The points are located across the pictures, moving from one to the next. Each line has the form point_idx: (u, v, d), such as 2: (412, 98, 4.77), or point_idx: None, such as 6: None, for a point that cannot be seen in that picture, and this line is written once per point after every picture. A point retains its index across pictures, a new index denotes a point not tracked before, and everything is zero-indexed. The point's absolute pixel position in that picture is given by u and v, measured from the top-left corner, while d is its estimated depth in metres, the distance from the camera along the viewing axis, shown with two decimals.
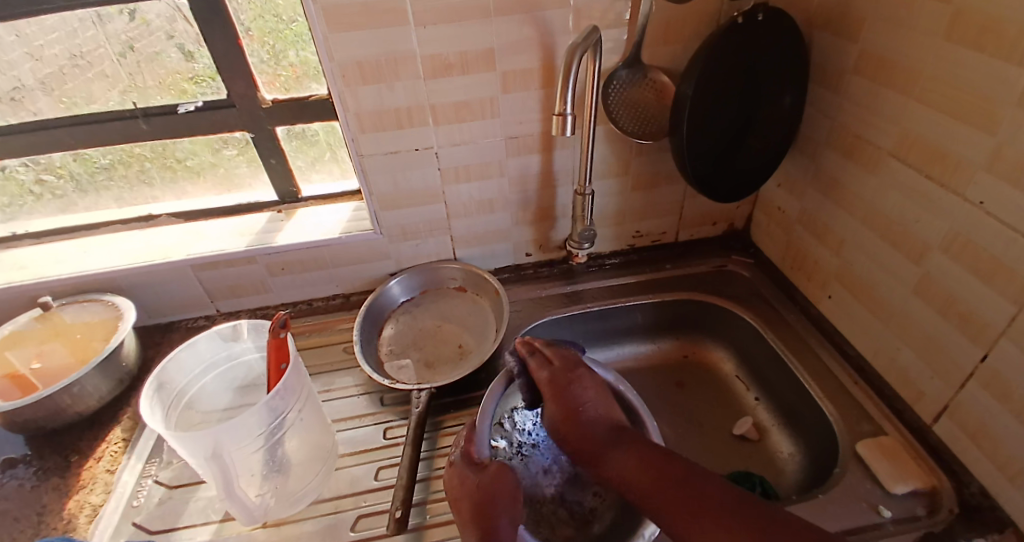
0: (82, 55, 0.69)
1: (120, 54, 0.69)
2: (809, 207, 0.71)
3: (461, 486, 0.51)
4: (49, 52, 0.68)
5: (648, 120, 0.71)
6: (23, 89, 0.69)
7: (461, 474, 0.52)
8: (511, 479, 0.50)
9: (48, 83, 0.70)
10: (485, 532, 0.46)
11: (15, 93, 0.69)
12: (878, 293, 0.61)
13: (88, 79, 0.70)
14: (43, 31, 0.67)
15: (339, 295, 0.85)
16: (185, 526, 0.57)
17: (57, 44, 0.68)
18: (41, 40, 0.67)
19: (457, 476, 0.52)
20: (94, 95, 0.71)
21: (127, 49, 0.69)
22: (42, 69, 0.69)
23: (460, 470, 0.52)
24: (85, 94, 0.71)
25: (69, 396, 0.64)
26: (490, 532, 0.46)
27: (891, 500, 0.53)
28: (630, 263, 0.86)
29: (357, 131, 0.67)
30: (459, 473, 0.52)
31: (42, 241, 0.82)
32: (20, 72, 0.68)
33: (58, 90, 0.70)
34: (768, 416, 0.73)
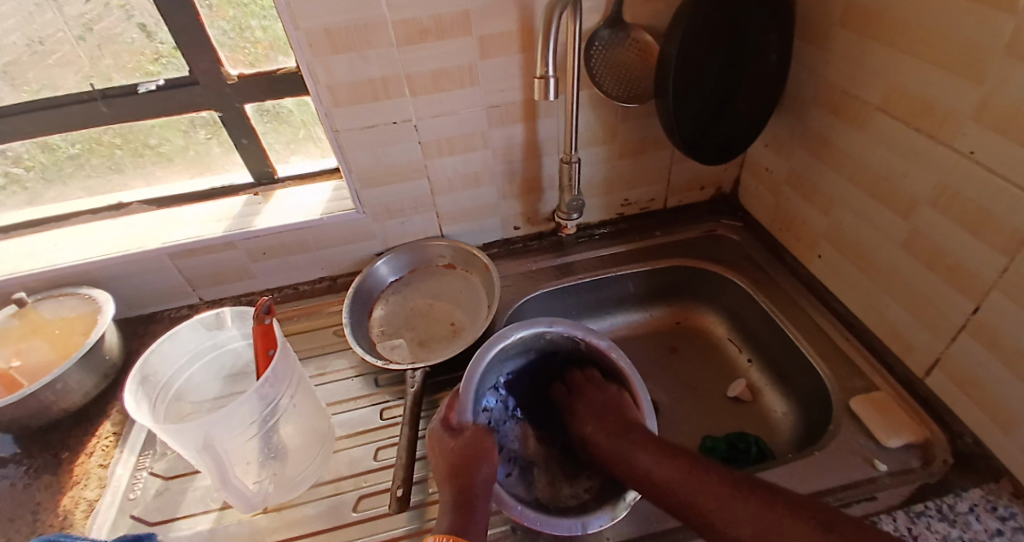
0: (42, 41, 0.65)
1: (80, 37, 0.65)
2: (796, 166, 0.70)
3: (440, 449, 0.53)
4: (7, 40, 0.64)
5: (631, 83, 0.69)
6: None
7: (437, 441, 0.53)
8: (488, 440, 0.53)
9: (9, 73, 0.65)
10: (462, 492, 0.49)
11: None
12: (866, 249, 0.61)
13: (48, 66, 0.66)
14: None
15: (325, 277, 0.84)
16: (183, 515, 0.57)
17: (14, 31, 0.64)
18: None
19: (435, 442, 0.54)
20: (58, 82, 0.67)
21: (86, 31, 0.65)
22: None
23: (438, 431, 0.54)
24: (48, 82, 0.67)
25: (53, 393, 0.62)
26: (467, 493, 0.49)
27: (885, 453, 0.54)
28: (620, 232, 0.85)
29: (330, 105, 0.64)
30: (437, 436, 0.54)
31: (11, 236, 0.79)
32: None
33: (19, 79, 0.66)
34: (761, 377, 0.73)
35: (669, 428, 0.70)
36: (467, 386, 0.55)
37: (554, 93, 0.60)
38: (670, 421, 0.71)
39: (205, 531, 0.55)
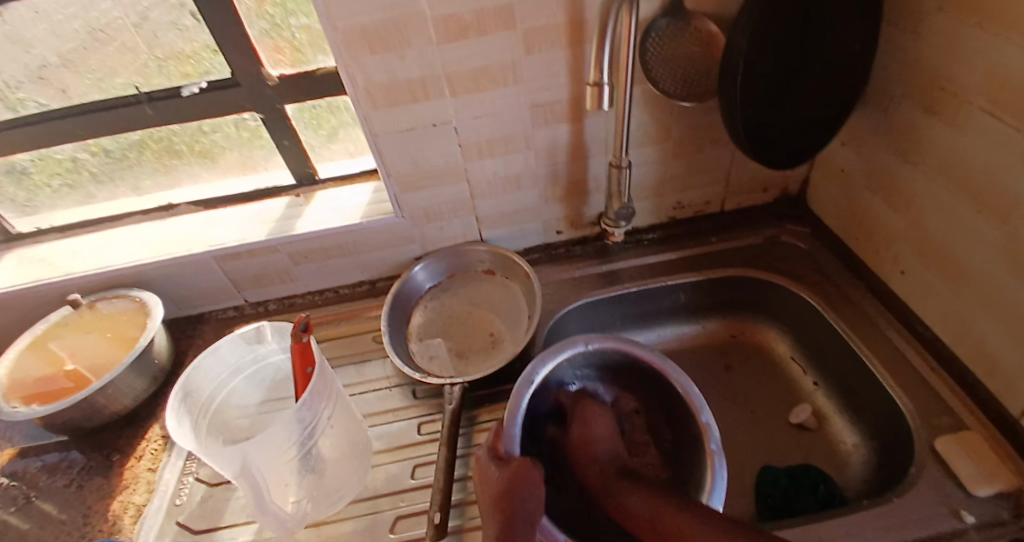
0: (101, 28, 0.64)
1: (137, 24, 0.64)
2: (877, 163, 0.63)
3: (517, 533, 0.46)
4: (69, 27, 0.64)
5: (693, 79, 0.62)
6: (49, 67, 0.66)
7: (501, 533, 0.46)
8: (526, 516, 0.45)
9: (71, 60, 0.66)
10: None
11: (42, 71, 0.66)
12: (963, 264, 0.54)
13: (108, 54, 0.66)
14: (60, 6, 0.62)
15: (365, 281, 0.83)
16: (227, 525, 0.57)
17: (75, 19, 0.63)
18: (59, 15, 0.63)
19: (496, 536, 0.46)
20: (116, 71, 0.67)
21: (143, 19, 0.64)
22: (61, 45, 0.65)
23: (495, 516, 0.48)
24: (108, 70, 0.67)
25: (105, 396, 0.64)
26: None
27: (972, 503, 0.48)
28: (671, 238, 0.80)
29: (368, 108, 0.62)
30: (497, 523, 0.47)
31: (67, 234, 0.81)
32: (43, 49, 0.65)
33: (81, 67, 0.66)
34: (828, 402, 0.68)
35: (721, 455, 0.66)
36: (515, 404, 0.55)
37: (606, 101, 0.55)
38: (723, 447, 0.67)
39: None
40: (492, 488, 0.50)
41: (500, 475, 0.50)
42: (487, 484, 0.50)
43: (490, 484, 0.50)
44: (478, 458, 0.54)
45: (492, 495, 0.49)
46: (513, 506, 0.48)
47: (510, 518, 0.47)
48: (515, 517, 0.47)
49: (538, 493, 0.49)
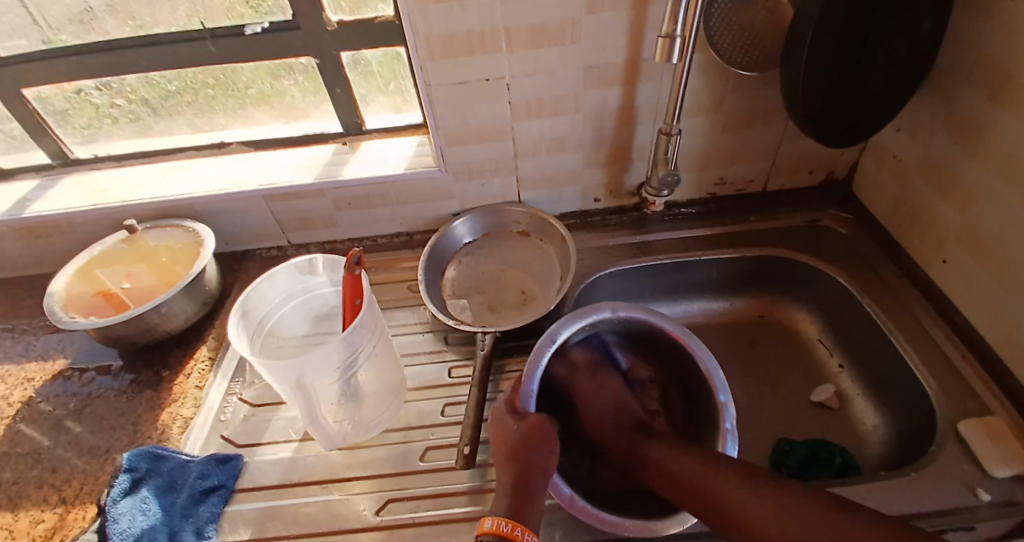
0: None
1: None
2: (934, 153, 0.62)
3: (531, 485, 0.48)
4: None
5: (755, 49, 0.62)
6: (91, 11, 0.69)
7: (514, 483, 0.48)
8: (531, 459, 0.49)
9: (113, 5, 0.69)
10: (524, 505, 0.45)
11: (83, 15, 0.69)
12: (1008, 258, 0.54)
13: (151, 3, 0.68)
14: None
15: (403, 233, 0.85)
16: (268, 442, 0.61)
17: None
18: None
19: (511, 486, 0.48)
20: (158, 18, 0.70)
21: None
22: None
23: (509, 470, 0.49)
24: (150, 17, 0.69)
25: (158, 315, 0.67)
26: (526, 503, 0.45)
27: (989, 483, 0.49)
28: (708, 213, 0.81)
29: (425, 57, 0.63)
30: (511, 474, 0.49)
31: (122, 164, 0.84)
32: None
33: (123, 11, 0.69)
34: (851, 385, 0.69)
35: (741, 424, 0.68)
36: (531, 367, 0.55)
37: (676, 56, 0.56)
38: (742, 416, 0.68)
39: (286, 459, 0.59)
40: (508, 441, 0.51)
41: (518, 430, 0.52)
42: (501, 436, 0.52)
43: (507, 437, 0.52)
44: (495, 411, 0.55)
45: (508, 448, 0.51)
46: (528, 461, 0.49)
47: (523, 472, 0.49)
48: (530, 469, 0.49)
49: (553, 454, 0.51)
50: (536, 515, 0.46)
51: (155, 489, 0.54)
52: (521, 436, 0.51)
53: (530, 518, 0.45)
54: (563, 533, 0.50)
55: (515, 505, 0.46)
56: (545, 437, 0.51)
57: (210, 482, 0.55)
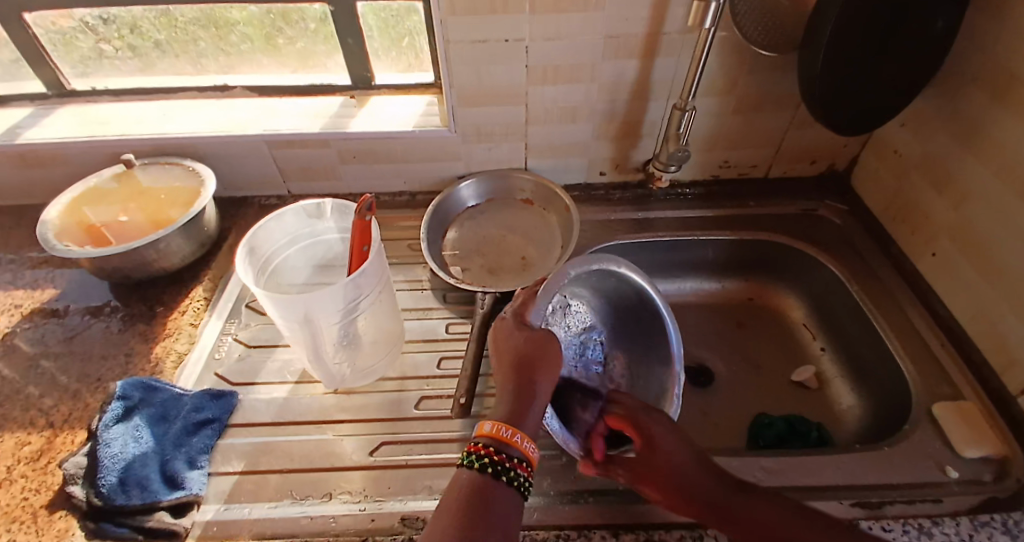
0: None
1: None
2: (934, 151, 0.64)
3: (532, 394, 0.46)
4: None
5: (778, 30, 0.62)
6: None
7: (514, 388, 0.46)
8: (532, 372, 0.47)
9: None
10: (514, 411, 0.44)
11: None
12: (996, 255, 0.57)
13: None
14: None
15: (406, 192, 0.85)
16: (263, 382, 0.61)
17: None
18: None
19: (510, 393, 0.46)
20: None
21: None
22: None
23: (510, 377, 0.47)
24: None
25: (155, 251, 0.67)
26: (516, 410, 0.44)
27: (959, 461, 0.51)
28: (710, 195, 0.82)
29: (447, 11, 0.62)
30: (511, 382, 0.47)
31: (121, 100, 0.82)
32: None
33: None
34: (832, 367, 0.71)
35: (725, 398, 0.70)
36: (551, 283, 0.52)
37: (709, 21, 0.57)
38: (727, 391, 0.70)
39: (280, 399, 0.59)
40: (511, 348, 0.49)
41: (520, 341, 0.49)
42: (505, 344, 0.50)
43: (511, 345, 0.49)
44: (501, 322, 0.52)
45: (510, 356, 0.48)
46: (531, 370, 0.47)
47: (526, 380, 0.46)
48: (534, 377, 0.47)
49: (558, 366, 0.48)
50: (535, 423, 0.44)
51: (148, 419, 0.54)
52: (526, 346, 0.49)
53: (523, 424, 0.44)
54: (553, 483, 0.52)
55: (513, 411, 0.44)
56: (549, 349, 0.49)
57: (204, 415, 0.56)
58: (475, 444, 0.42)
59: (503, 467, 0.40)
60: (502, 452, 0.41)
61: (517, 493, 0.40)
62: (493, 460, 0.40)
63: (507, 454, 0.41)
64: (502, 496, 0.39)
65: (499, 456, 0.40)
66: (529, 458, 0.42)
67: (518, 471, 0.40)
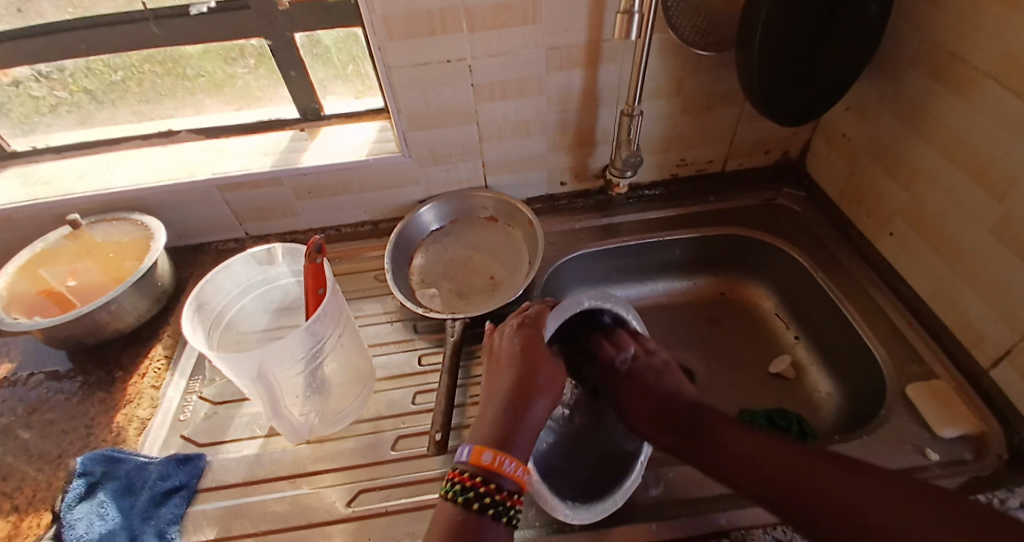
0: None
1: None
2: (880, 133, 0.65)
3: (532, 411, 0.46)
4: None
5: (710, 29, 0.63)
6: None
7: (511, 408, 0.46)
8: (538, 381, 0.48)
9: None
10: (508, 427, 0.45)
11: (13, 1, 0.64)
12: (948, 231, 0.57)
13: None
14: None
15: (367, 221, 0.83)
16: (231, 439, 0.59)
17: None
18: None
19: (504, 411, 0.46)
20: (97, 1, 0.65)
21: None
22: None
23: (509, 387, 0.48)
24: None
25: (108, 313, 0.64)
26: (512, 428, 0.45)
27: (937, 444, 0.51)
28: (671, 195, 0.82)
29: (384, 39, 0.61)
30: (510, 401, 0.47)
31: (63, 156, 0.79)
32: None
33: None
34: (807, 355, 0.71)
35: (705, 399, 0.69)
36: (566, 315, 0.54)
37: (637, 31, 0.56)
38: (707, 392, 0.70)
39: (251, 455, 0.58)
40: (513, 366, 0.49)
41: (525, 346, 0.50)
42: (508, 354, 0.50)
43: (513, 362, 0.49)
44: (502, 336, 0.53)
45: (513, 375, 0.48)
46: (532, 392, 0.47)
47: (527, 402, 0.47)
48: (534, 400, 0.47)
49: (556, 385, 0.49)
50: (527, 449, 0.45)
51: (113, 492, 0.52)
52: (529, 362, 0.49)
53: (519, 446, 0.44)
54: (537, 513, 0.51)
55: (509, 435, 0.45)
56: (553, 369, 0.50)
57: (171, 483, 0.54)
58: (468, 475, 0.42)
59: (500, 504, 0.41)
60: (499, 488, 0.41)
61: (510, 527, 0.40)
62: (489, 497, 0.41)
63: (503, 487, 0.41)
64: (500, 534, 0.40)
65: (494, 490, 0.41)
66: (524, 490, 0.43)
67: (511, 504, 0.41)
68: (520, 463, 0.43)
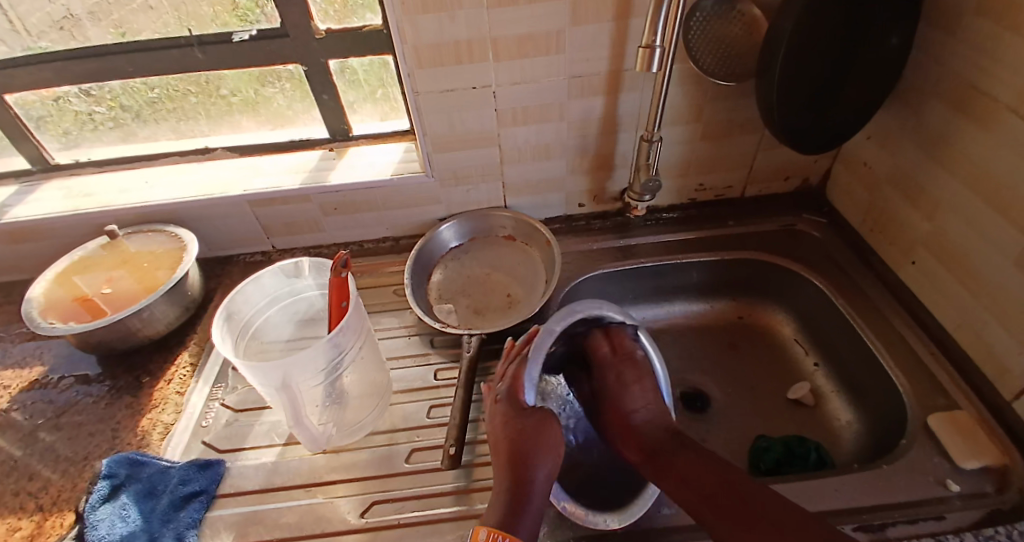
0: None
1: None
2: (902, 162, 0.65)
3: (529, 489, 0.47)
4: None
5: (731, 59, 0.65)
6: (72, 18, 0.69)
7: (510, 493, 0.47)
8: (534, 450, 0.49)
9: (96, 13, 0.69)
10: (508, 510, 0.46)
11: (64, 22, 0.69)
12: (972, 260, 0.57)
13: (137, 11, 0.69)
14: None
15: (389, 238, 0.85)
16: (251, 446, 0.61)
17: None
18: None
19: (503, 496, 0.47)
20: (145, 26, 0.70)
21: None
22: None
23: (506, 471, 0.49)
24: (134, 25, 0.70)
25: (140, 320, 0.67)
26: (512, 512, 0.45)
27: (960, 475, 0.50)
28: (688, 218, 0.83)
29: (414, 66, 0.64)
30: (508, 478, 0.48)
31: (105, 169, 0.83)
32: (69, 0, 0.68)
33: (106, 20, 0.69)
34: (826, 383, 0.71)
35: (720, 424, 0.69)
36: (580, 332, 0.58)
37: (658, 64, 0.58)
38: (722, 417, 0.69)
39: (269, 463, 0.59)
40: (507, 439, 0.51)
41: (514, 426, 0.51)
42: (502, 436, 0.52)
43: (506, 433, 0.51)
44: (496, 407, 0.54)
45: (507, 449, 0.50)
46: (528, 465, 0.48)
47: (523, 476, 0.48)
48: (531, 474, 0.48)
49: (555, 455, 0.50)
50: (530, 528, 0.45)
51: (135, 495, 0.53)
52: (522, 434, 0.51)
53: (522, 526, 0.45)
54: (549, 531, 0.50)
55: (509, 513, 0.45)
56: (548, 440, 0.50)
57: (191, 487, 0.55)
58: None
59: None
60: None
61: None
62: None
63: None
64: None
65: None
66: None
67: None
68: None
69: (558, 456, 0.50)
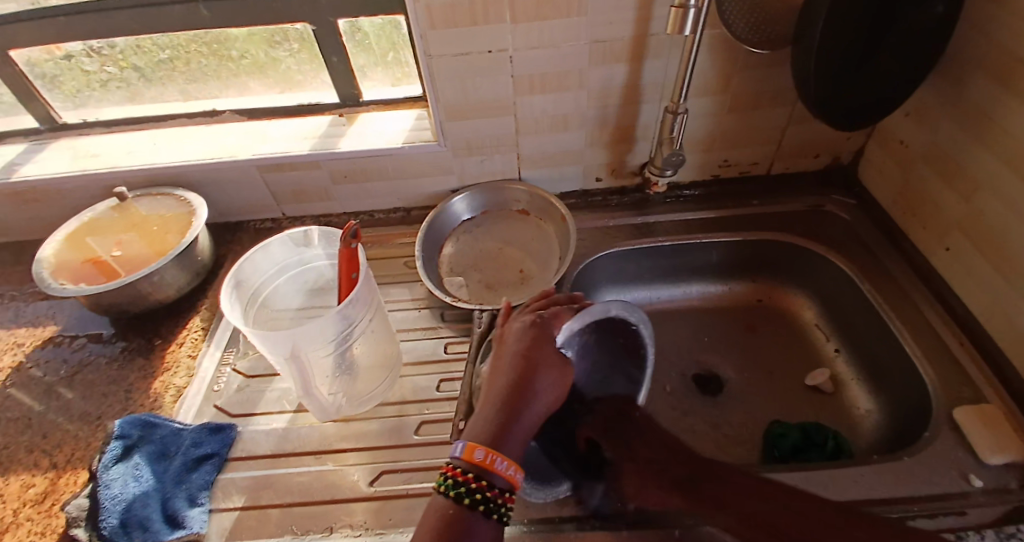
0: None
1: None
2: (941, 141, 0.61)
3: (523, 413, 0.44)
4: None
5: (766, 25, 0.60)
6: None
7: (505, 410, 0.44)
8: (539, 381, 0.46)
9: None
10: (499, 429, 0.43)
11: None
12: (1010, 245, 0.54)
13: None
14: None
15: (400, 208, 0.84)
16: (262, 412, 0.60)
17: None
18: None
19: (497, 411, 0.44)
20: None
21: None
22: None
23: (506, 387, 0.46)
24: None
25: (150, 284, 0.66)
26: (503, 430, 0.43)
27: (984, 470, 0.49)
28: (711, 196, 0.80)
29: (426, 26, 0.61)
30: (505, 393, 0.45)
31: (112, 130, 0.81)
32: None
33: None
34: (847, 369, 0.69)
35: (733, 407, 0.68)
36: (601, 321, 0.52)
37: (688, 27, 0.55)
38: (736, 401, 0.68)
39: (279, 429, 0.59)
40: (515, 357, 0.47)
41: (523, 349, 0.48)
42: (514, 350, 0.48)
43: (516, 352, 0.48)
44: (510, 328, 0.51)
45: (516, 364, 0.47)
46: (530, 389, 0.46)
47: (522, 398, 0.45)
48: (529, 396, 0.45)
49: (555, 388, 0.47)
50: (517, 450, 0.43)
51: (148, 456, 0.53)
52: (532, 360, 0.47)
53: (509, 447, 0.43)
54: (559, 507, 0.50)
55: (499, 431, 0.43)
56: (553, 373, 0.47)
57: (203, 450, 0.55)
58: (459, 470, 0.40)
59: (491, 501, 0.39)
60: (490, 484, 0.40)
61: (497, 524, 0.39)
62: (482, 494, 0.39)
63: (494, 484, 0.40)
64: (487, 529, 0.39)
65: (483, 485, 0.40)
66: (513, 486, 0.41)
67: (502, 503, 0.40)
68: (512, 462, 0.41)
69: (558, 390, 0.47)
